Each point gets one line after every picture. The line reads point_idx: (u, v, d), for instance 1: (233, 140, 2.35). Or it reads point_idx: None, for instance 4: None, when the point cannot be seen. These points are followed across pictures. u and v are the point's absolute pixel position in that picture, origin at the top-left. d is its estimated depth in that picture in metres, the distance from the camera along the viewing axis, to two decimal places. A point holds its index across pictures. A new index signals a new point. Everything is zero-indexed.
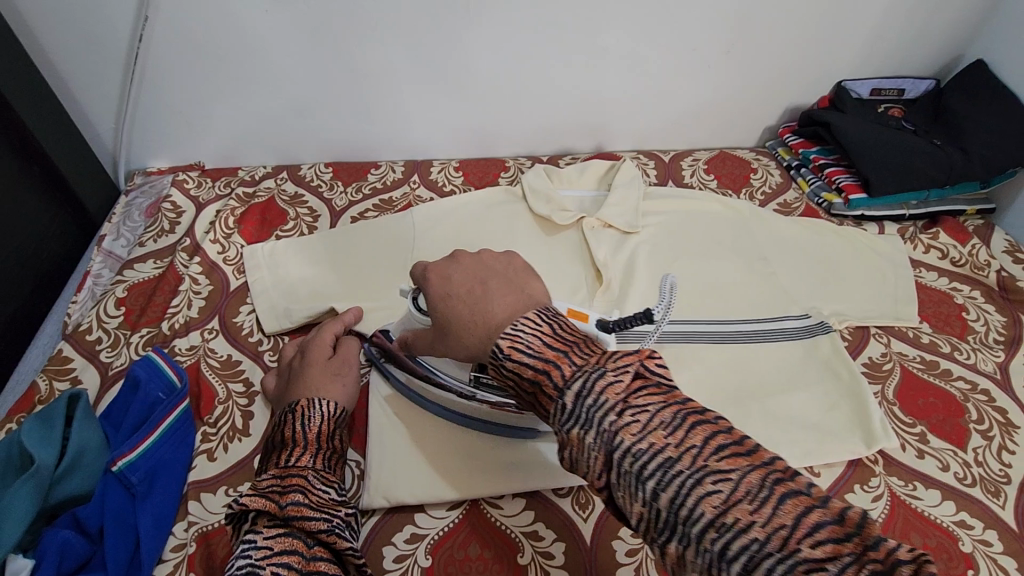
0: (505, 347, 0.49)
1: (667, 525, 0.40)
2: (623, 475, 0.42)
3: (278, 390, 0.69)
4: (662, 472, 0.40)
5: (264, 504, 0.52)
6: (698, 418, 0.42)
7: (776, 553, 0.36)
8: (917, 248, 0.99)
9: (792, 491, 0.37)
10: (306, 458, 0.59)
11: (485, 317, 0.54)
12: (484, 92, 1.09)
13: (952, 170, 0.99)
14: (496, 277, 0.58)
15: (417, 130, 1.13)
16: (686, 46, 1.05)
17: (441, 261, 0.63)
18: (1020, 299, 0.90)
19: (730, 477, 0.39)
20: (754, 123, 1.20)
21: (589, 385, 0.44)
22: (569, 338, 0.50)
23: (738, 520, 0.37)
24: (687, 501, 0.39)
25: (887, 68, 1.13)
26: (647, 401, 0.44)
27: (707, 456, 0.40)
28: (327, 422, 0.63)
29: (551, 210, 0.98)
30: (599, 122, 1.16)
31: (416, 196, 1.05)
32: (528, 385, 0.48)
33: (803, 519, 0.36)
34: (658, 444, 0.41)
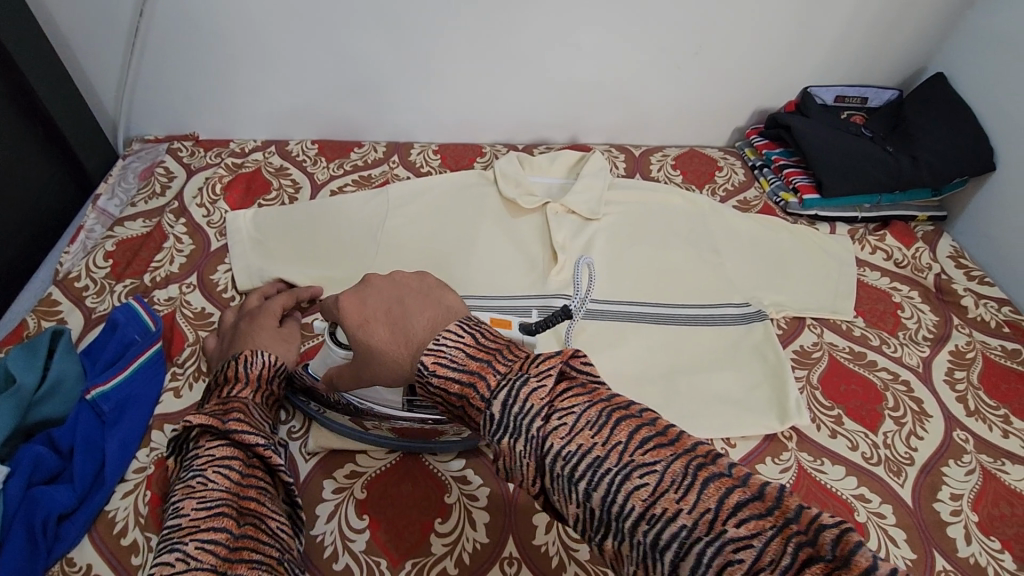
0: (429, 363, 0.48)
1: (602, 523, 0.40)
2: (557, 479, 0.41)
3: (220, 348, 0.75)
4: (591, 471, 0.40)
5: (210, 421, 0.58)
6: (622, 413, 0.42)
7: (705, 536, 0.36)
8: (864, 249, 1.03)
9: (715, 475, 0.38)
10: (246, 393, 0.65)
11: (407, 336, 0.52)
12: (465, 82, 1.15)
13: (900, 176, 1.04)
14: (412, 295, 0.56)
15: (401, 114, 1.19)
16: (657, 47, 1.11)
17: (353, 289, 0.60)
18: (954, 301, 0.95)
19: (656, 469, 0.39)
20: (724, 124, 1.25)
21: (513, 393, 0.43)
22: (491, 346, 0.48)
23: (666, 510, 0.38)
24: (618, 498, 0.39)
25: (853, 77, 1.17)
26: (572, 403, 0.43)
27: (632, 451, 0.40)
28: (267, 368, 0.68)
29: (518, 194, 1.04)
30: (574, 116, 1.22)
31: (394, 175, 1.12)
32: (457, 400, 0.46)
33: (726, 500, 0.37)
34: (585, 444, 0.41)
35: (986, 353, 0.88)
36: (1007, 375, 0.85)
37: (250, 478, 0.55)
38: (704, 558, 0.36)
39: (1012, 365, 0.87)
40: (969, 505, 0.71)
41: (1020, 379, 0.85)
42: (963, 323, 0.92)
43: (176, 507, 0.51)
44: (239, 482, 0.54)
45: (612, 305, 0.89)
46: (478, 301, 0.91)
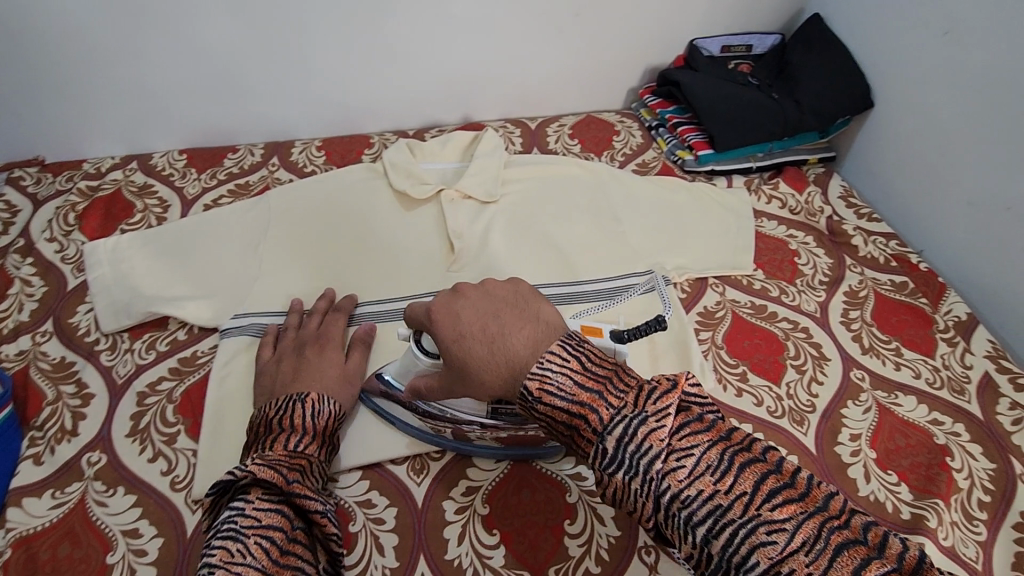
0: (534, 388, 0.51)
1: (719, 567, 0.43)
2: (675, 521, 0.45)
3: (276, 380, 0.70)
4: (713, 518, 0.43)
5: (274, 478, 0.56)
6: (746, 459, 0.45)
7: None
8: (760, 200, 1.04)
9: (848, 542, 0.41)
10: (313, 449, 0.63)
11: (509, 357, 0.53)
12: (338, 68, 1.07)
13: (787, 121, 1.04)
14: (506, 309, 0.56)
15: (276, 111, 1.10)
16: (534, 10, 1.06)
17: (441, 297, 0.60)
18: (846, 242, 0.97)
19: (785, 528, 0.42)
20: (617, 86, 1.22)
21: (631, 430, 0.47)
22: (601, 373, 0.51)
23: (794, 570, 0.40)
24: (741, 550, 0.42)
25: (735, 24, 1.17)
26: (692, 442, 0.46)
27: (758, 504, 0.43)
28: (332, 418, 0.66)
29: (409, 185, 0.99)
30: (464, 93, 1.16)
31: (275, 179, 1.03)
32: (567, 428, 0.51)
33: (860, 570, 0.39)
34: (707, 490, 0.44)
35: (877, 289, 0.91)
36: (897, 309, 0.88)
37: (287, 555, 0.52)
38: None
39: (900, 298, 0.90)
40: (867, 443, 0.74)
41: (909, 311, 0.88)
42: (856, 263, 0.95)
43: (208, 570, 0.48)
44: (278, 559, 0.51)
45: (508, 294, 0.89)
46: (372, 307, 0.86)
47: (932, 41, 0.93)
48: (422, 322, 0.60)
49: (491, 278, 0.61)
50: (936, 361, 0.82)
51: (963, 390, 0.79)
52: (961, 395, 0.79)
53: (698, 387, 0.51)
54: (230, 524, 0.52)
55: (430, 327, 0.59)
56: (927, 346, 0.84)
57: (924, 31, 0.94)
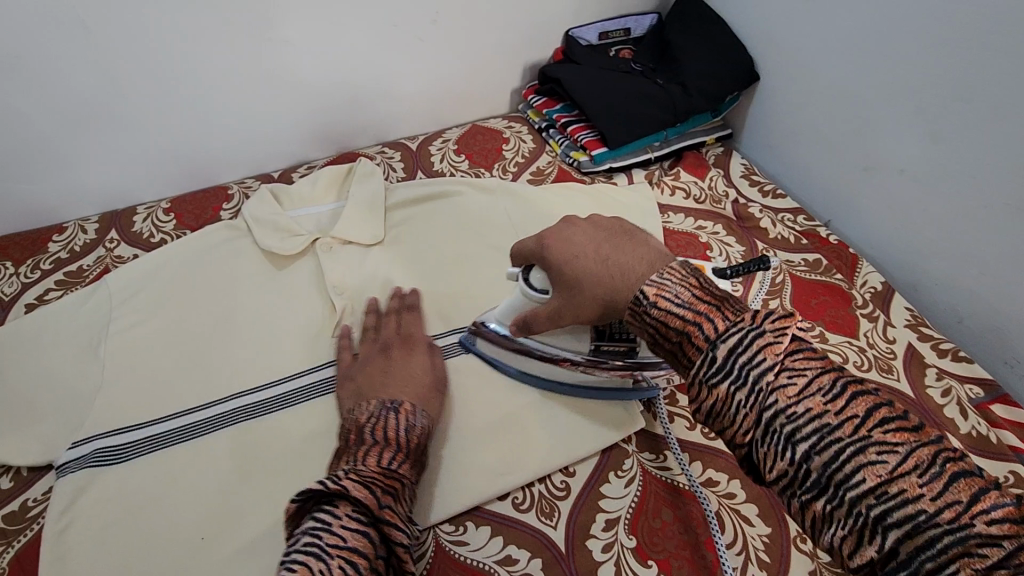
0: (652, 294, 0.52)
1: (816, 485, 0.42)
2: (775, 436, 0.43)
3: (365, 384, 0.68)
4: (819, 436, 0.42)
5: (367, 499, 0.52)
6: (858, 388, 0.43)
7: (946, 525, 0.37)
8: (664, 192, 0.98)
9: (963, 471, 0.38)
10: (405, 468, 0.59)
11: (623, 271, 0.56)
12: (169, 119, 0.90)
13: (676, 107, 0.98)
14: (616, 235, 0.60)
15: (104, 180, 0.92)
16: (386, 21, 0.93)
17: (555, 227, 0.63)
18: (755, 225, 0.93)
19: (898, 451, 0.40)
20: (499, 89, 1.12)
21: (746, 342, 0.46)
22: (718, 294, 0.51)
23: (903, 491, 0.38)
24: (846, 467, 0.40)
25: (610, 8, 1.09)
26: (806, 365, 0.45)
27: (870, 426, 0.41)
28: (422, 436, 0.64)
29: (276, 241, 0.87)
30: (330, 124, 1.03)
31: (114, 258, 0.87)
32: (676, 336, 0.50)
33: (975, 497, 0.37)
34: (816, 410, 0.43)
35: (792, 272, 0.87)
36: (814, 290, 0.85)
37: None
38: (938, 542, 0.37)
39: (816, 278, 0.86)
40: None
41: (826, 290, 0.85)
42: (768, 246, 0.91)
43: None
44: None
45: None
46: (240, 401, 0.72)
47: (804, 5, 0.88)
48: (533, 252, 0.64)
49: (598, 214, 0.64)
50: (861, 341, 0.79)
51: (891, 368, 0.76)
52: (890, 374, 0.76)
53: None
54: (315, 541, 0.49)
55: (541, 253, 0.63)
56: (849, 326, 0.81)
57: None
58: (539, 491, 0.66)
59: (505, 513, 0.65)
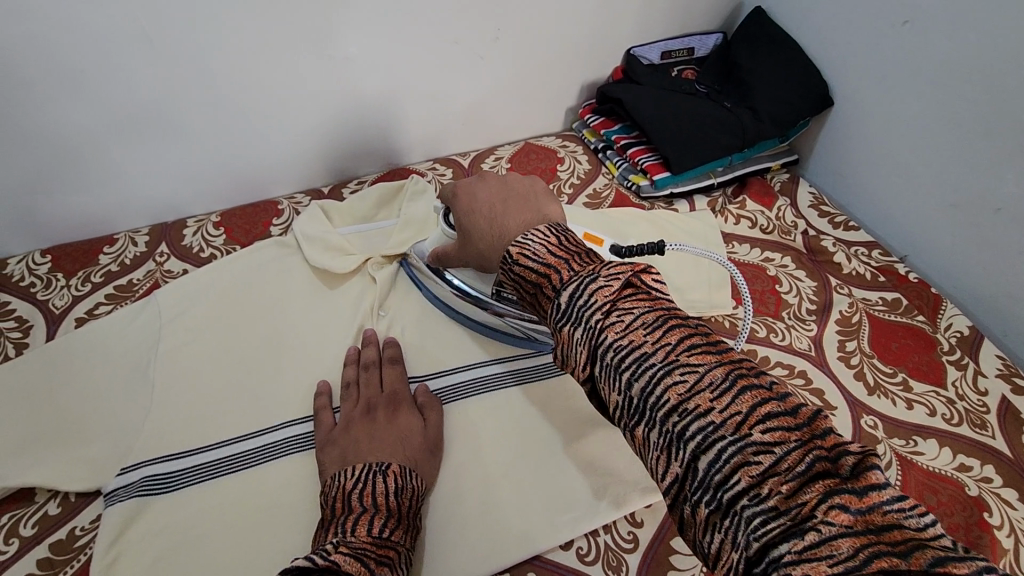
0: (514, 253, 0.56)
1: (638, 410, 0.44)
2: (604, 367, 0.46)
3: (351, 443, 0.63)
4: (636, 365, 0.44)
5: (360, 570, 0.47)
6: (678, 322, 0.46)
7: (731, 435, 0.39)
8: (728, 221, 0.94)
9: (753, 386, 0.41)
10: (399, 534, 0.55)
11: (500, 228, 0.62)
12: (224, 132, 0.88)
13: (746, 132, 0.94)
14: (515, 197, 0.65)
15: (157, 193, 0.91)
16: (446, 38, 0.91)
17: (468, 182, 0.71)
18: (828, 259, 0.88)
19: (697, 371, 0.42)
20: (554, 107, 1.09)
21: (582, 288, 0.49)
22: (572, 250, 0.55)
23: (699, 406, 0.41)
24: (656, 390, 0.43)
25: (674, 27, 1.05)
26: (634, 304, 0.48)
27: (679, 352, 0.44)
28: (413, 497, 0.60)
29: (329, 260, 0.84)
30: (383, 140, 1.01)
31: (164, 273, 0.86)
32: (534, 287, 0.54)
33: (759, 411, 0.40)
34: (636, 340, 0.45)
35: (870, 311, 0.82)
36: (895, 332, 0.79)
37: None
38: (724, 454, 0.39)
39: (896, 318, 0.81)
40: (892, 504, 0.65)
41: (909, 333, 0.79)
42: (842, 282, 0.85)
43: None
44: None
45: (454, 379, 0.75)
46: (292, 429, 0.70)
47: (892, 30, 0.83)
48: (447, 197, 0.72)
49: (517, 174, 0.70)
50: (949, 391, 0.74)
51: (984, 423, 0.71)
52: (982, 429, 0.71)
53: (661, 283, 0.52)
54: None
55: (452, 200, 0.71)
56: (935, 373, 0.75)
57: (883, 19, 0.83)
58: (606, 542, 0.63)
59: (570, 565, 0.61)
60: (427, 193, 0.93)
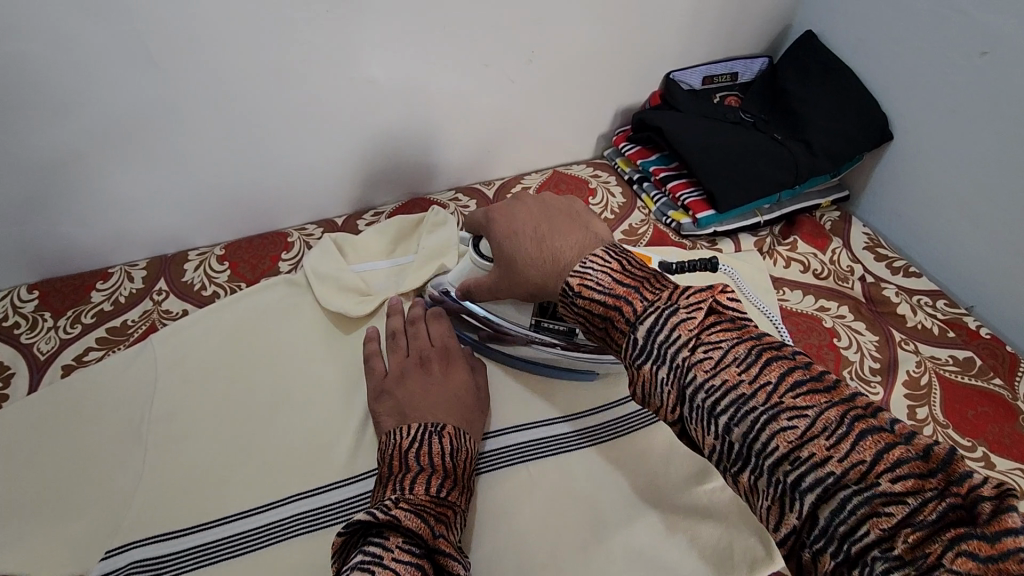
0: (575, 284, 0.54)
1: (740, 456, 0.42)
2: (698, 411, 0.43)
3: (407, 399, 0.63)
4: (736, 409, 0.42)
5: (420, 529, 0.49)
6: (775, 353, 0.43)
7: (854, 485, 0.37)
8: (777, 263, 0.87)
9: (871, 428, 0.38)
10: (454, 494, 0.56)
11: (554, 255, 0.58)
12: (233, 160, 0.81)
13: (797, 167, 0.87)
14: (558, 218, 0.62)
15: (159, 225, 0.83)
16: (476, 60, 0.84)
17: (502, 204, 0.66)
18: (891, 311, 0.81)
19: (807, 414, 0.39)
20: (586, 133, 1.01)
21: (661, 322, 0.47)
22: (638, 275, 0.52)
23: (813, 454, 0.38)
24: (761, 437, 0.40)
25: (717, 49, 0.98)
26: (721, 337, 0.45)
27: (782, 392, 0.41)
28: (465, 459, 0.60)
29: (344, 303, 0.77)
30: (403, 168, 0.93)
31: (162, 314, 0.78)
32: (602, 320, 0.52)
33: (885, 455, 0.37)
34: (732, 380, 0.42)
35: (940, 372, 0.74)
36: (970, 398, 0.72)
37: None
38: (849, 504, 0.37)
39: (970, 381, 0.73)
40: None
41: (985, 399, 0.72)
42: (906, 337, 0.78)
43: None
44: None
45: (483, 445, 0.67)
46: (301, 503, 0.62)
47: (967, 61, 0.75)
48: (481, 226, 0.66)
49: (551, 194, 0.67)
50: None
51: None
52: None
53: (737, 301, 0.49)
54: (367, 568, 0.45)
55: (487, 227, 0.65)
56: (1018, 448, 0.68)
57: (957, 49, 0.76)
58: None
59: None
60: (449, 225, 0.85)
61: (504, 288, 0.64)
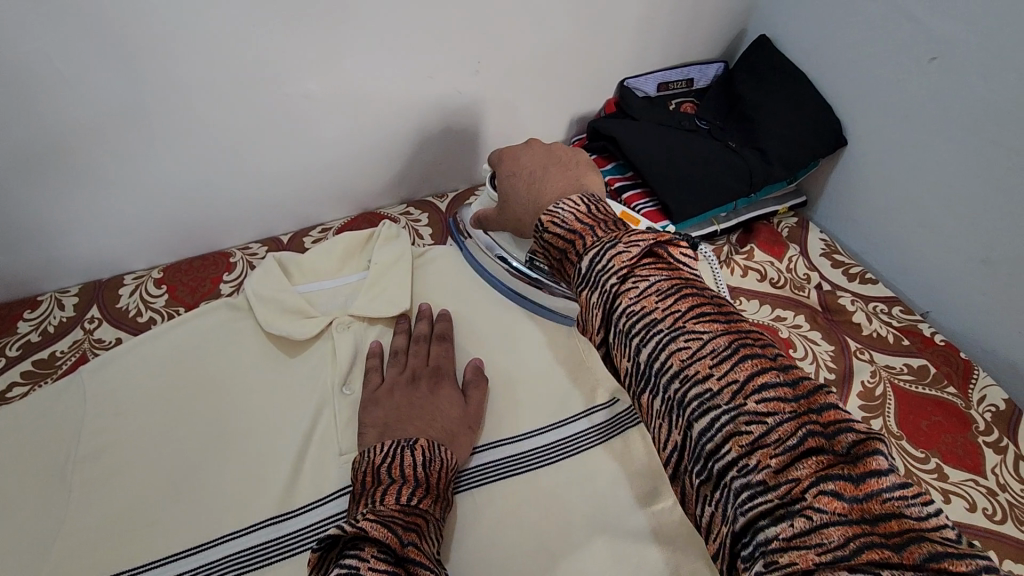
0: (545, 221, 0.59)
1: (645, 378, 0.44)
2: (616, 332, 0.46)
3: (391, 413, 0.63)
4: (646, 330, 0.44)
5: (389, 536, 0.46)
6: (694, 292, 0.45)
7: (727, 405, 0.39)
8: (734, 273, 0.85)
9: (758, 358, 0.40)
10: (427, 505, 0.53)
11: (539, 195, 0.68)
12: (168, 182, 0.77)
13: (752, 175, 0.86)
14: (556, 165, 0.71)
15: (91, 251, 0.79)
16: (422, 72, 0.81)
17: (513, 146, 0.75)
18: (846, 319, 0.80)
19: (703, 340, 0.42)
20: (541, 143, 1.00)
21: (601, 255, 0.49)
22: (597, 214, 0.55)
23: (700, 372, 0.41)
24: (660, 353, 0.43)
25: (671, 55, 0.96)
26: (651, 272, 0.47)
27: (689, 319, 0.43)
28: (443, 471, 0.57)
29: (284, 328, 0.73)
30: (351, 183, 0.90)
31: (93, 343, 0.75)
32: (561, 251, 0.56)
33: (757, 382, 0.39)
34: (648, 308, 0.45)
35: (895, 382, 0.74)
36: (925, 408, 0.71)
37: None
38: (717, 422, 0.39)
39: (924, 391, 0.73)
40: None
41: (939, 409, 0.71)
42: (861, 346, 0.77)
43: None
44: None
45: None
46: (231, 544, 0.59)
47: (916, 67, 0.75)
48: (491, 162, 0.76)
49: (562, 145, 0.74)
50: (988, 480, 0.66)
51: None
52: None
53: (689, 256, 0.51)
54: None
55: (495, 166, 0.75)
56: (972, 459, 0.68)
57: (905, 55, 0.75)
58: None
59: None
60: (429, 256, 0.84)
61: (500, 220, 0.74)
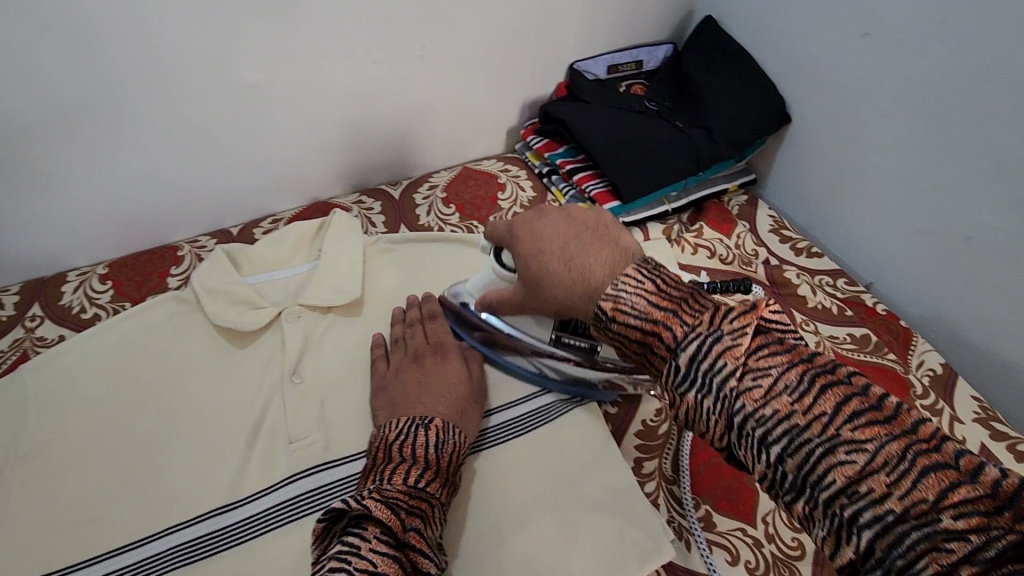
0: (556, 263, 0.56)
1: (714, 421, 0.41)
2: (672, 371, 0.44)
3: (397, 393, 0.63)
4: (706, 367, 0.42)
5: (392, 520, 0.49)
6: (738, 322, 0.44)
7: (819, 438, 0.37)
8: (685, 251, 0.87)
9: (830, 381, 0.38)
10: (441, 486, 0.55)
11: (583, 273, 0.52)
12: (107, 176, 0.76)
13: (700, 153, 0.87)
14: (586, 232, 0.55)
15: (29, 249, 0.77)
16: (366, 58, 0.80)
17: (526, 216, 0.61)
18: (792, 292, 0.82)
19: (771, 373, 0.40)
20: (494, 128, 0.99)
21: (633, 294, 0.47)
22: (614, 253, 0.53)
23: (779, 411, 0.39)
24: (729, 394, 0.40)
25: (620, 38, 0.97)
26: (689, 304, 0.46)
27: (748, 353, 0.41)
28: (456, 451, 0.58)
29: (231, 319, 0.73)
30: (301, 173, 0.89)
31: (35, 341, 0.74)
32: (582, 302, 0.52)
33: (843, 407, 0.37)
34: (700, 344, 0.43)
35: (837, 351, 0.75)
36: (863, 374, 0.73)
37: None
38: (814, 457, 0.36)
39: (865, 358, 0.75)
40: None
41: (878, 375, 0.73)
42: (806, 318, 0.79)
43: None
44: None
45: None
46: (177, 535, 0.59)
47: (850, 42, 0.76)
48: (503, 239, 0.62)
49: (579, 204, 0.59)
50: None
51: None
52: None
53: None
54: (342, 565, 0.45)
55: (511, 242, 0.60)
56: None
57: (840, 30, 0.77)
58: None
59: None
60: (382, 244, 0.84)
61: (528, 307, 0.62)
